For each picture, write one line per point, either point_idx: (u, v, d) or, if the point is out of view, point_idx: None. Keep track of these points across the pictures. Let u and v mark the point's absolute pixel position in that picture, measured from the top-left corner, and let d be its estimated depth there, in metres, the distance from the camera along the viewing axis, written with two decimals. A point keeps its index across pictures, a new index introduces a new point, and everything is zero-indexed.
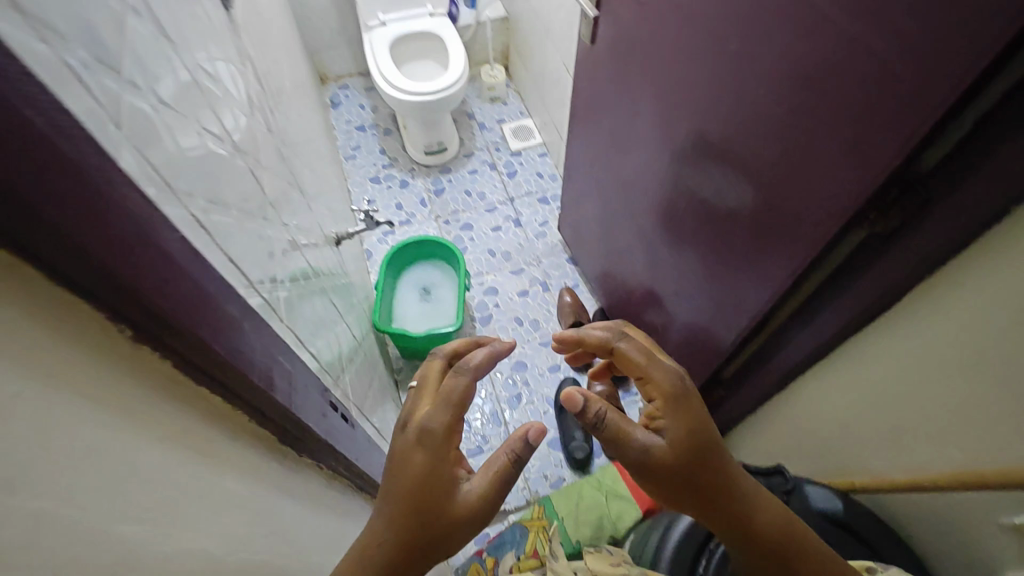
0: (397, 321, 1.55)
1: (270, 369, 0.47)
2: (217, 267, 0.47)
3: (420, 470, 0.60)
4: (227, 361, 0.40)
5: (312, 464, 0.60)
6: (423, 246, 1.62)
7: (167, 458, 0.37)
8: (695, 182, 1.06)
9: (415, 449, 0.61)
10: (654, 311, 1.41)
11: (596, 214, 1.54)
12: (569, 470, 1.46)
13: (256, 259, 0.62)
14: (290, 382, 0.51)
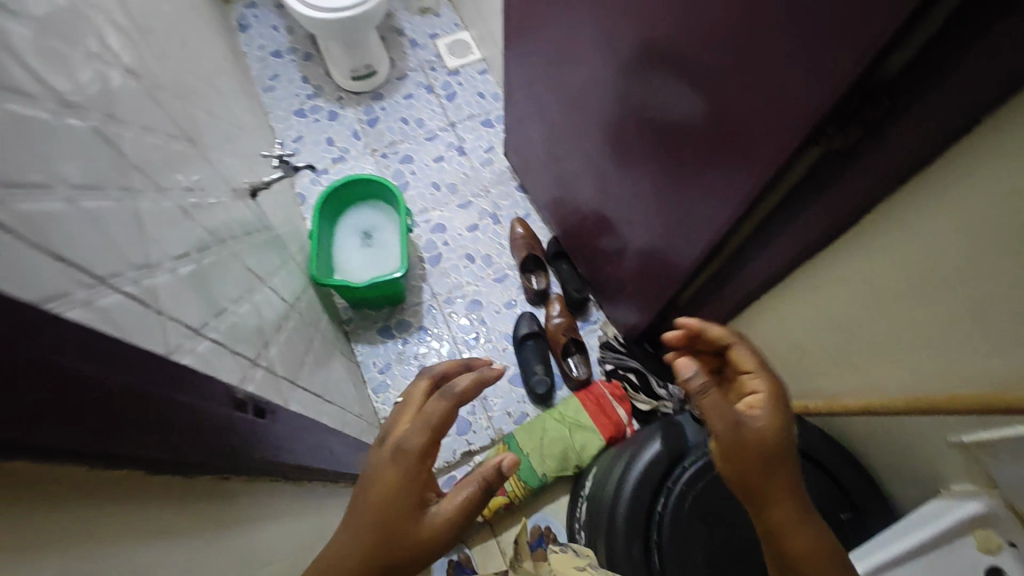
0: (339, 271, 1.45)
1: (126, 391, 0.39)
2: (36, 276, 0.37)
3: (389, 495, 0.53)
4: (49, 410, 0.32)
5: (240, 479, 0.53)
6: (356, 185, 1.48)
7: (27, 540, 0.31)
8: (642, 100, 0.96)
9: (386, 468, 0.54)
10: (607, 238, 1.35)
11: (542, 139, 1.43)
12: (532, 405, 1.45)
13: (120, 242, 0.51)
14: (163, 397, 0.43)
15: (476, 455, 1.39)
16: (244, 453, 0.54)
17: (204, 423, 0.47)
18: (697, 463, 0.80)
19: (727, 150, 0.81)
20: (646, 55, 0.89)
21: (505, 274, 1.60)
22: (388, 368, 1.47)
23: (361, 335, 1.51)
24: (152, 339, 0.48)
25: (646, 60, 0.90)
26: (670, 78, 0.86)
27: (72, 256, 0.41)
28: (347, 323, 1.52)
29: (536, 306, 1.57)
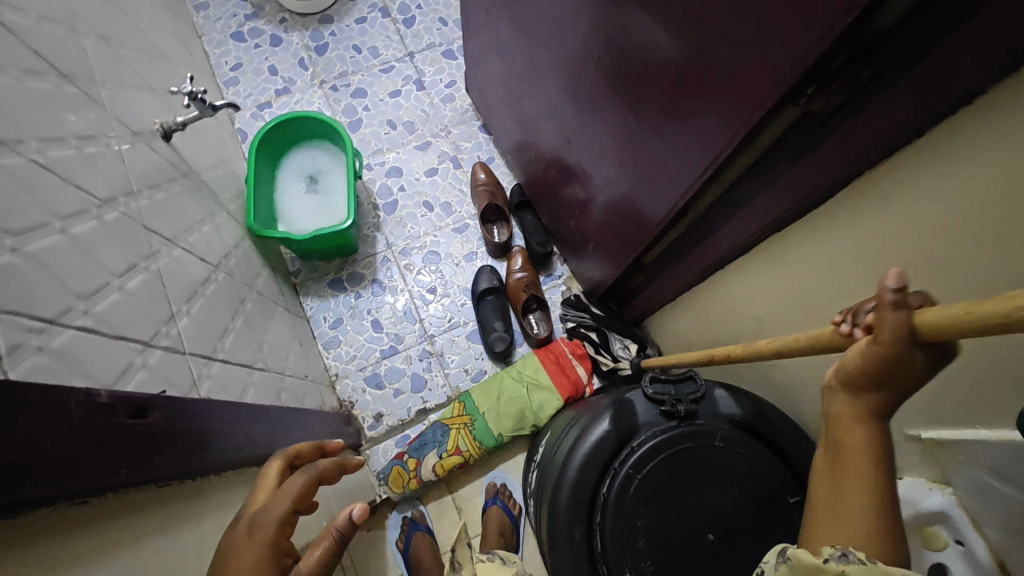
0: (282, 220, 1.33)
1: None
2: None
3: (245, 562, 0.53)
4: None
5: (117, 492, 0.47)
6: (298, 123, 1.34)
7: None
8: (606, 38, 0.84)
9: (240, 540, 0.54)
10: (572, 188, 1.25)
11: (504, 77, 1.29)
12: (490, 362, 1.39)
13: None
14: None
15: (431, 412, 1.35)
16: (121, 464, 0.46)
17: (51, 444, 0.40)
18: (646, 443, 0.76)
19: (696, 104, 0.71)
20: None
21: (465, 224, 1.51)
22: (339, 323, 1.40)
23: (310, 288, 1.42)
24: None
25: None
26: (636, 14, 0.74)
27: None
28: (295, 275, 1.42)
29: (498, 258, 1.49)
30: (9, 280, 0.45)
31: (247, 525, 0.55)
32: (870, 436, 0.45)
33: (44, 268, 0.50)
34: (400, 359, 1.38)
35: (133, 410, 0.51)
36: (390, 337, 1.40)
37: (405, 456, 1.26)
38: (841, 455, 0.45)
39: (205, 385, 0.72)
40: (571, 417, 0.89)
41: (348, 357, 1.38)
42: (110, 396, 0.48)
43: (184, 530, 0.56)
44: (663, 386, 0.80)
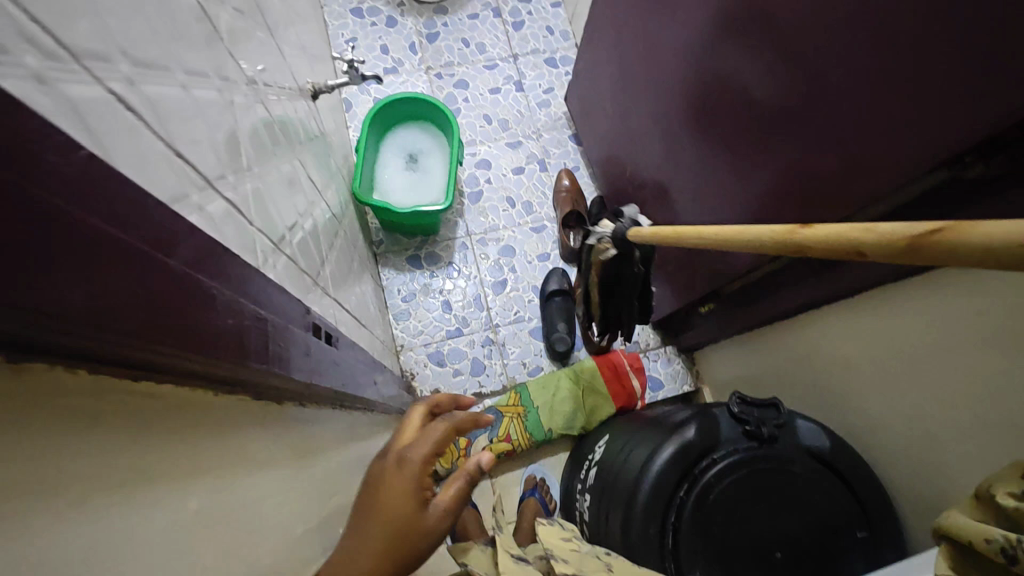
0: (378, 191, 1.40)
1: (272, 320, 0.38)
2: (175, 186, 0.35)
3: (405, 487, 0.54)
4: (258, 341, 0.34)
5: (322, 404, 0.54)
6: (410, 104, 1.41)
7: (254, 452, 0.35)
8: (742, 78, 0.90)
9: (396, 468, 0.56)
10: (659, 209, 1.31)
11: (614, 93, 1.35)
12: (548, 360, 1.45)
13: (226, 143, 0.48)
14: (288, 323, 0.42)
15: (486, 398, 1.40)
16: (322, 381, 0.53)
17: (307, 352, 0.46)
18: (727, 458, 0.81)
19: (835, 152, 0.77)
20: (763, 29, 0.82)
21: (543, 225, 1.56)
22: (412, 297, 1.46)
23: (389, 260, 1.48)
24: (250, 255, 0.45)
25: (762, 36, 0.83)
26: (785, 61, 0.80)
27: (193, 156, 0.38)
28: (377, 245, 1.48)
29: (568, 263, 1.54)
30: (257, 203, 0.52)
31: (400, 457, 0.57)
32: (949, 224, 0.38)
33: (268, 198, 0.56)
34: (464, 342, 1.44)
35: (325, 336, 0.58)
36: (457, 319, 1.45)
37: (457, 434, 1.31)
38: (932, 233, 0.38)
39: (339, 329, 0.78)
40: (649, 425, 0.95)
41: (415, 331, 1.43)
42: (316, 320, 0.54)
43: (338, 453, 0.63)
44: (748, 408, 0.85)
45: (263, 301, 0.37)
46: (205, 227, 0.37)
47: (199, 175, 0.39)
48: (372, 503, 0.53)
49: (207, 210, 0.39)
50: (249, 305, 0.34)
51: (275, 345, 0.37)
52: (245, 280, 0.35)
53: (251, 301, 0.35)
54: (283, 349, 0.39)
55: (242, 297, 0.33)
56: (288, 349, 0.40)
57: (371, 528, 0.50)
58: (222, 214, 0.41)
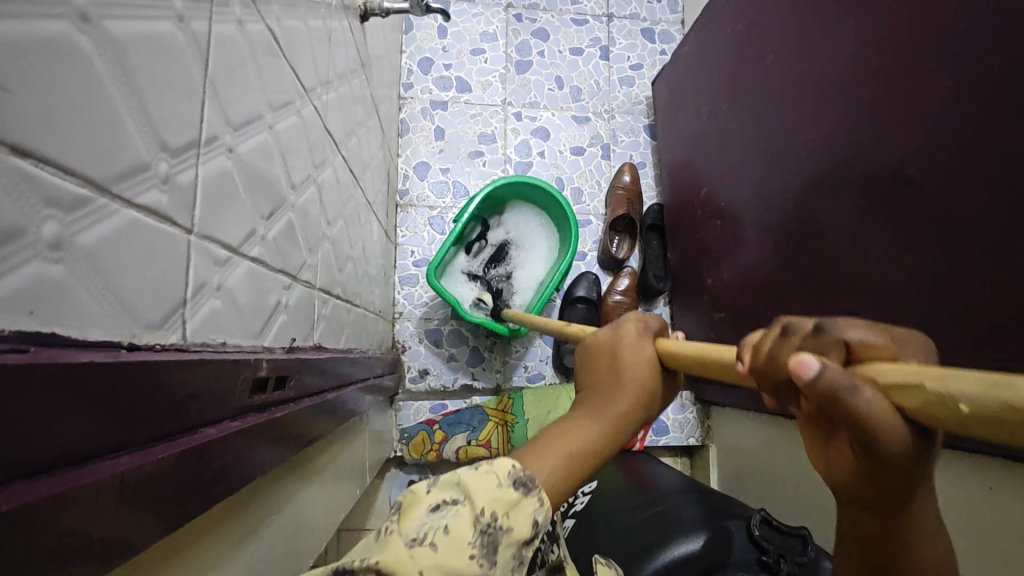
0: (450, 275, 1.22)
1: (137, 449, 0.24)
2: (14, 212, 0.19)
3: (629, 405, 0.46)
4: (121, 518, 0.23)
5: (269, 443, 0.39)
6: (538, 194, 1.20)
7: None
8: (908, 145, 0.71)
9: (619, 373, 0.48)
10: (727, 247, 1.14)
11: (720, 95, 1.16)
12: (552, 370, 1.31)
13: (196, 98, 0.32)
14: (184, 416, 0.28)
15: (475, 394, 1.28)
16: (264, 452, 0.39)
17: (213, 464, 0.30)
18: None
19: (1010, 286, 0.60)
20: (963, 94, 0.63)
21: (588, 220, 1.39)
22: (425, 264, 1.31)
23: (410, 216, 1.31)
24: (162, 292, 0.29)
25: (966, 105, 0.63)
26: (988, 149, 0.61)
27: (77, 147, 0.22)
28: (401, 194, 1.32)
29: (603, 270, 1.38)
30: (215, 191, 0.35)
31: (614, 363, 0.49)
32: (921, 442, 0.29)
33: (247, 174, 0.40)
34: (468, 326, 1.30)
35: (278, 378, 0.43)
36: None
37: (434, 426, 1.21)
38: (895, 467, 0.31)
39: (321, 328, 0.64)
40: (650, 516, 0.83)
41: (419, 301, 1.29)
42: (267, 367, 0.39)
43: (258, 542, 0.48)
44: (770, 533, 0.72)
45: (66, 460, 0.20)
46: (52, 283, 0.21)
47: (75, 181, 0.22)
48: (598, 404, 0.46)
49: (69, 245, 0.22)
50: (11, 513, 0.17)
51: (68, 558, 0.20)
52: (25, 443, 0.18)
53: (31, 497, 0.18)
54: (106, 539, 0.22)
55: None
56: (149, 504, 0.25)
57: (577, 428, 0.44)
58: (117, 237, 0.25)
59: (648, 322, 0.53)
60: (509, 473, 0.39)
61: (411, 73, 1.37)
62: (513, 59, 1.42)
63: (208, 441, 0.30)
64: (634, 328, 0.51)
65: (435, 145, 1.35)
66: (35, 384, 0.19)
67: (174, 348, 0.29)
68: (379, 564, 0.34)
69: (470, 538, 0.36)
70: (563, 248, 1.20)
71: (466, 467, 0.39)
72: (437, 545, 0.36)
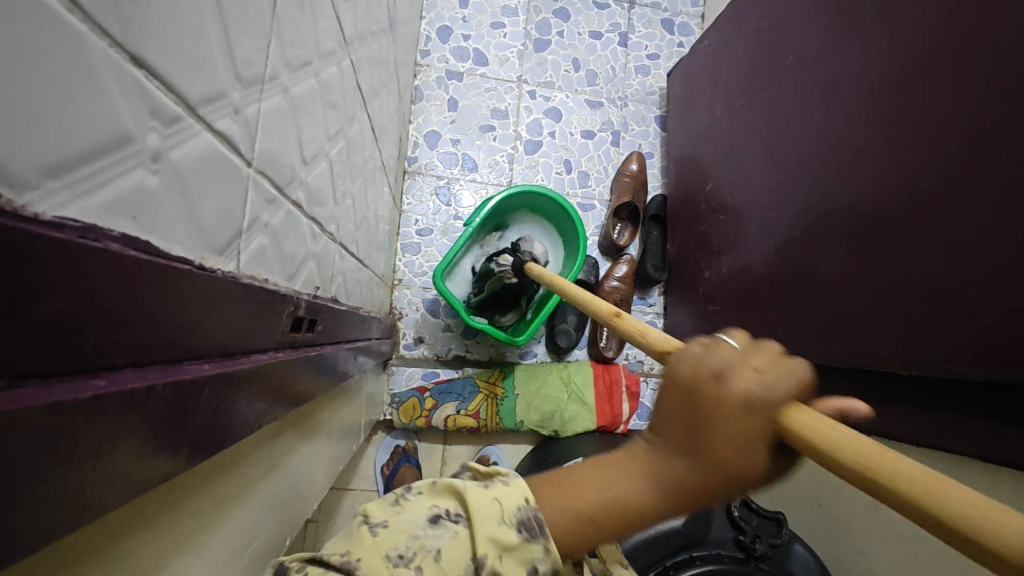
0: (453, 278, 1.23)
1: (208, 355, 0.27)
2: (128, 120, 0.20)
3: (706, 481, 0.35)
4: (195, 413, 0.25)
5: (297, 381, 0.41)
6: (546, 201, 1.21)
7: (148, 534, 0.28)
8: (916, 155, 0.73)
9: (698, 432, 0.35)
10: (727, 243, 1.17)
11: (734, 93, 1.18)
12: (544, 349, 1.34)
13: (266, 34, 0.32)
14: (243, 334, 0.30)
15: (467, 366, 1.30)
16: (292, 389, 0.40)
17: (255, 387, 0.32)
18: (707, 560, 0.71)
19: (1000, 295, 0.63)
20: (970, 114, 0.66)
21: (591, 204, 1.40)
22: (428, 234, 1.31)
23: (416, 184, 1.32)
24: (226, 219, 0.30)
25: (970, 124, 0.66)
26: (989, 166, 0.64)
27: (178, 63, 0.23)
28: (409, 161, 1.31)
29: (602, 255, 1.40)
30: (271, 129, 0.36)
31: (697, 409, 0.36)
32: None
33: (296, 116, 0.41)
34: None
35: (307, 321, 0.44)
36: None
37: (425, 393, 1.23)
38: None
39: (337, 281, 0.65)
40: None
41: (419, 270, 1.30)
42: (303, 306, 0.41)
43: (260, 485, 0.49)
44: (748, 515, 0.75)
45: (159, 357, 0.22)
46: (150, 194, 0.22)
47: (172, 97, 0.23)
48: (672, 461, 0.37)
49: (164, 159, 0.23)
50: (125, 390, 0.19)
51: (157, 441, 0.22)
52: (132, 334, 0.20)
53: (139, 379, 0.21)
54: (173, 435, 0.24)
55: (107, 386, 0.19)
56: (211, 413, 0.27)
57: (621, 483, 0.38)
58: (199, 160, 0.26)
59: (780, 374, 0.37)
60: (518, 510, 0.39)
61: (428, 40, 1.36)
62: (532, 37, 1.42)
63: (258, 361, 0.32)
64: (745, 389, 0.35)
65: (447, 115, 1.35)
66: (143, 276, 0.21)
67: (232, 275, 0.31)
68: (359, 563, 0.37)
69: (460, 565, 0.38)
70: (570, 259, 1.22)
71: (476, 487, 0.40)
72: (421, 567, 0.37)
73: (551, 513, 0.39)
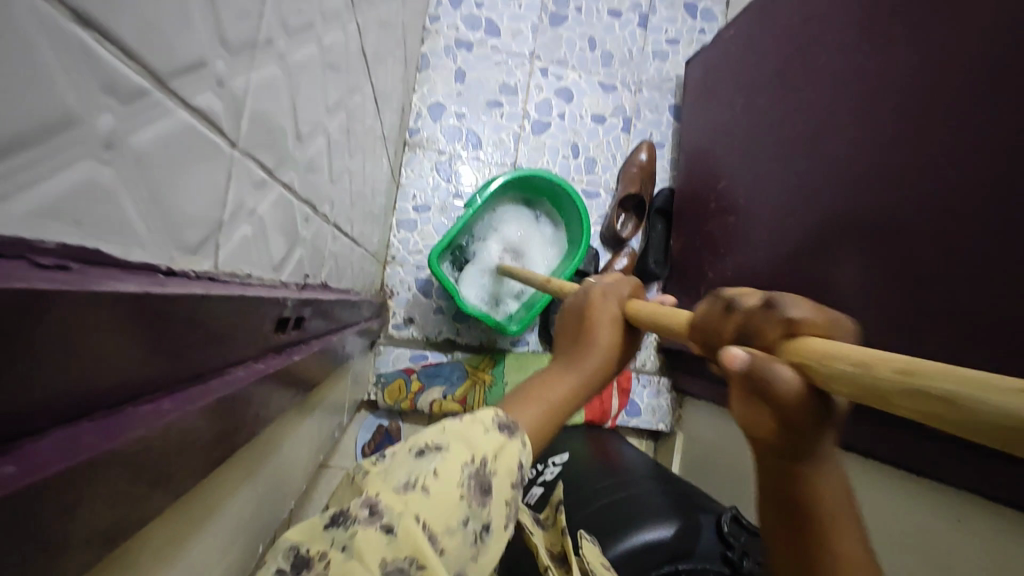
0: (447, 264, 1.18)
1: (159, 388, 0.22)
2: (70, 96, 0.15)
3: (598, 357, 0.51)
4: (151, 463, 0.21)
5: (279, 389, 0.37)
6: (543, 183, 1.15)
7: None
8: (945, 173, 0.69)
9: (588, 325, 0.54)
10: (734, 246, 1.14)
11: (756, 88, 1.13)
12: (538, 338, 1.31)
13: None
14: (219, 349, 0.26)
15: (457, 350, 1.27)
16: (275, 398, 0.37)
17: (230, 410, 0.28)
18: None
19: (1004, 329, 0.59)
20: (1000, 127, 0.63)
21: (596, 192, 1.36)
22: (425, 211, 1.26)
23: (416, 158, 1.26)
24: (204, 209, 0.26)
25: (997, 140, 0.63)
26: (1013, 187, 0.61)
27: (144, 22, 0.18)
28: (411, 133, 1.25)
29: (604, 246, 1.36)
30: (264, 102, 0.31)
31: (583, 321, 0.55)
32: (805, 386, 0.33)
33: (293, 89, 0.36)
34: None
35: (295, 319, 0.41)
36: None
37: (412, 375, 1.20)
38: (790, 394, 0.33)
39: (328, 266, 0.60)
40: (618, 500, 0.83)
41: (414, 248, 1.25)
42: (290, 305, 0.37)
43: (237, 496, 0.44)
44: (738, 532, 0.73)
45: (96, 403, 0.18)
46: (100, 189, 0.18)
47: (137, 67, 0.18)
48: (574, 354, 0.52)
49: (121, 145, 0.18)
50: (48, 478, 0.15)
51: (110, 497, 0.19)
52: (53, 389, 0.16)
53: (64, 454, 0.16)
54: (121, 495, 0.19)
55: (20, 474, 0.15)
56: (177, 451, 0.23)
57: (554, 380, 0.48)
58: (171, 144, 0.21)
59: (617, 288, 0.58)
60: (492, 417, 0.42)
61: (439, 6, 1.29)
62: (548, 11, 1.35)
63: (232, 380, 0.28)
64: (600, 291, 0.57)
65: (453, 87, 1.28)
66: (92, 307, 0.16)
67: (207, 277, 0.26)
68: (377, 498, 0.35)
69: (459, 478, 0.37)
70: (573, 246, 1.18)
71: (450, 420, 0.40)
72: (429, 488, 0.35)
73: (520, 413, 0.44)
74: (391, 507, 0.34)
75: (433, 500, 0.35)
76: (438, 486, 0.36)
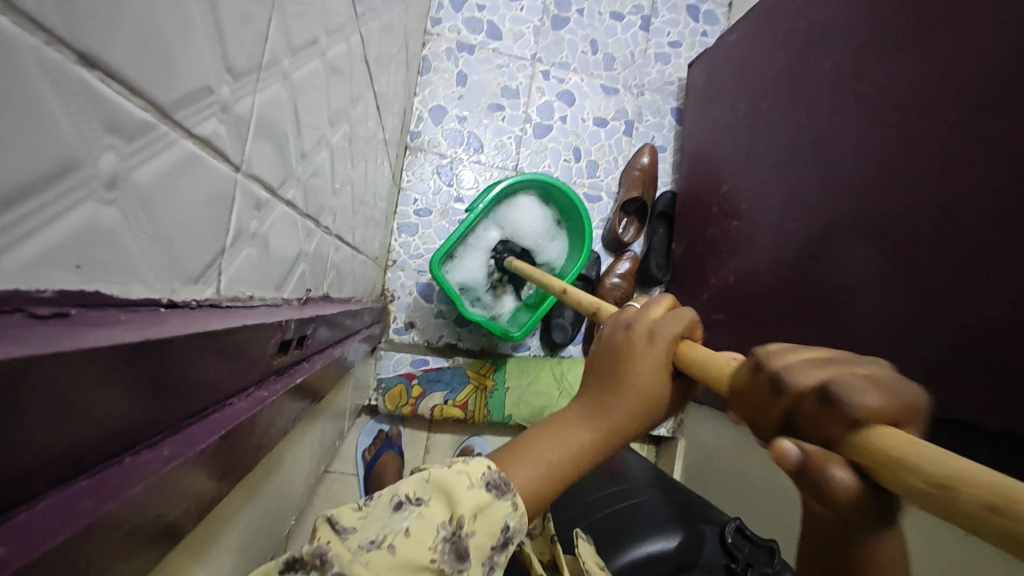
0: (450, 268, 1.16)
1: (158, 435, 0.22)
2: (72, 132, 0.15)
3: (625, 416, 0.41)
4: (150, 513, 0.21)
5: (283, 412, 0.36)
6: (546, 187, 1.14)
7: None
8: (948, 183, 0.69)
9: (618, 376, 0.42)
10: (736, 251, 1.13)
11: (758, 93, 1.12)
12: (539, 342, 1.31)
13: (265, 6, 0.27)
14: (220, 384, 0.26)
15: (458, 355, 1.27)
16: (279, 421, 0.36)
17: (231, 445, 0.27)
18: None
19: (1004, 343, 0.59)
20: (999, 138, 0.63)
21: (598, 196, 1.35)
22: (426, 215, 1.25)
23: (418, 161, 1.25)
24: (207, 237, 0.25)
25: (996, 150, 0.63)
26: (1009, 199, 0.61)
27: (146, 52, 0.17)
28: (412, 136, 1.24)
29: (605, 250, 1.36)
30: (267, 122, 0.30)
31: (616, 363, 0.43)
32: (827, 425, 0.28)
33: (297, 105, 0.35)
34: None
35: (298, 336, 0.40)
36: None
37: (413, 380, 1.19)
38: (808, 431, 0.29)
39: (331, 276, 0.60)
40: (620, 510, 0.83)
41: (415, 252, 1.24)
42: (293, 325, 0.37)
43: (240, 515, 0.44)
44: (741, 543, 0.73)
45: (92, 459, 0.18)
46: (104, 231, 0.17)
47: (141, 101, 0.17)
48: (589, 410, 0.42)
49: (125, 183, 0.18)
50: (43, 553, 0.15)
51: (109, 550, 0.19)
52: (49, 450, 0.16)
53: (57, 521, 0.16)
54: (120, 547, 0.19)
55: (15, 552, 0.14)
56: (177, 494, 0.23)
57: (568, 426, 0.42)
58: (174, 175, 0.21)
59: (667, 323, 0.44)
60: (483, 473, 0.39)
61: (440, 8, 1.28)
62: (549, 13, 1.34)
63: (234, 414, 0.28)
64: (647, 330, 0.43)
65: (454, 90, 1.28)
66: (88, 359, 0.16)
67: (208, 305, 0.26)
68: (327, 547, 0.36)
69: (431, 541, 0.37)
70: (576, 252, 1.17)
71: (441, 467, 0.40)
72: (394, 546, 0.36)
73: (519, 474, 0.40)
74: (342, 560, 0.35)
75: (393, 561, 0.35)
76: (403, 544, 0.36)
